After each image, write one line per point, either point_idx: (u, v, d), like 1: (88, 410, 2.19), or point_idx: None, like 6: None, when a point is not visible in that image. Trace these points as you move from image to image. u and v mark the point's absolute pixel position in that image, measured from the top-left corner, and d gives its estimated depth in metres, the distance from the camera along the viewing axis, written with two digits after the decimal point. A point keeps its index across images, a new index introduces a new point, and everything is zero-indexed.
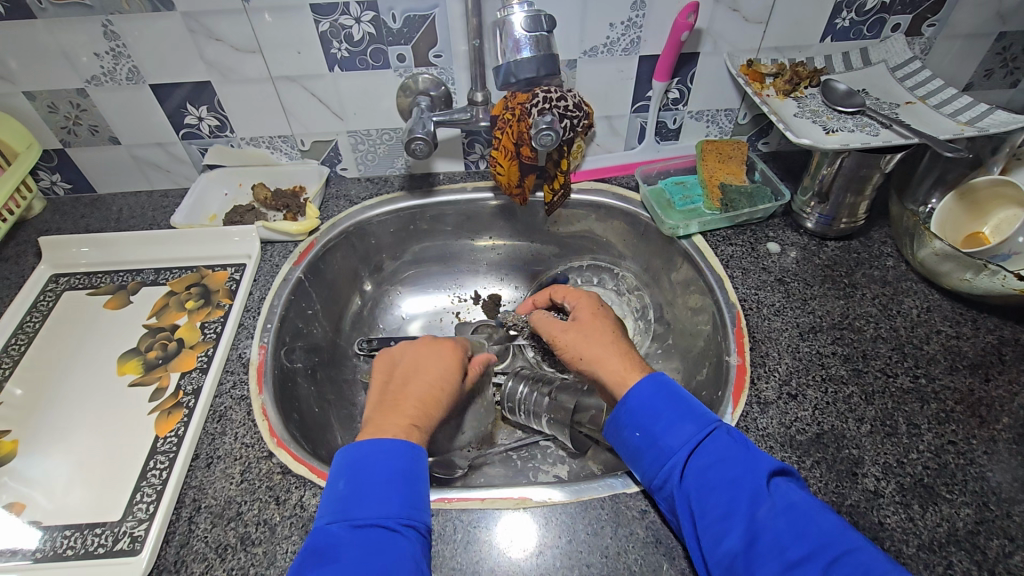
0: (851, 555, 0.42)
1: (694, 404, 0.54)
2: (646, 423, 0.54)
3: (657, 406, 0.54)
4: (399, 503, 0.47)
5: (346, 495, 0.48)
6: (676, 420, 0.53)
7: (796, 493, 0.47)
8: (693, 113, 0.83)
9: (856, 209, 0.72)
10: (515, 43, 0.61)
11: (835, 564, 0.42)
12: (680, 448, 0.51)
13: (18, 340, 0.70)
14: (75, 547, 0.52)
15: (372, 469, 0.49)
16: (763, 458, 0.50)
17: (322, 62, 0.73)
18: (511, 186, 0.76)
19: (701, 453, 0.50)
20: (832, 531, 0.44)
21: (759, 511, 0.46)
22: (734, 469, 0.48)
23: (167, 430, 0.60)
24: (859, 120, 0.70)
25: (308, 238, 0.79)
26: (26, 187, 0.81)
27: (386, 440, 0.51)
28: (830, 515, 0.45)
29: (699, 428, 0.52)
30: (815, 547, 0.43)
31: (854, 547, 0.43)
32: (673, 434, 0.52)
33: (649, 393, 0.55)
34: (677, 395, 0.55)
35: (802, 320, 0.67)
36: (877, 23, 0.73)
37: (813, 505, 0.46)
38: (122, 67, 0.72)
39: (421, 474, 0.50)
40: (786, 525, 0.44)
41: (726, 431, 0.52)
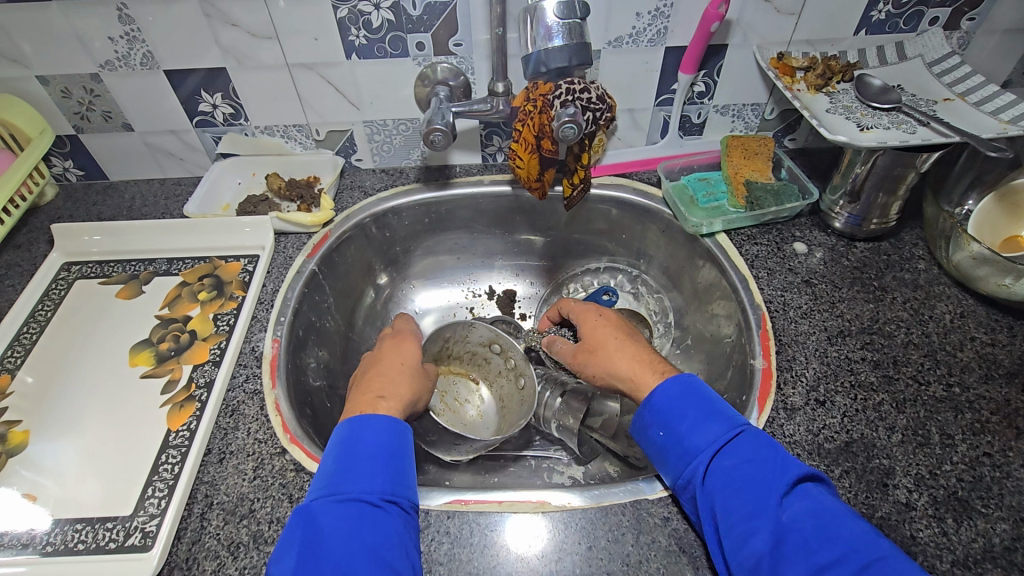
0: (883, 562, 0.40)
1: (721, 405, 0.52)
2: (671, 422, 0.52)
3: (682, 404, 0.52)
4: (385, 479, 0.48)
5: (334, 471, 0.48)
6: (703, 420, 0.51)
7: (826, 498, 0.45)
8: (718, 108, 0.80)
9: (887, 209, 0.70)
10: (546, 30, 0.59)
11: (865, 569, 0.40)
12: (705, 447, 0.49)
13: (30, 329, 0.69)
14: (86, 542, 0.51)
15: (360, 447, 0.49)
16: (791, 460, 0.48)
17: (339, 49, 0.71)
18: (531, 180, 0.74)
19: (728, 452, 0.49)
20: (861, 537, 0.42)
21: (784, 515, 0.44)
22: (761, 471, 0.46)
23: (179, 424, 0.59)
24: (895, 117, 0.67)
25: (322, 229, 0.78)
26: (39, 173, 0.80)
27: (375, 417, 0.52)
28: (861, 521, 0.43)
29: (725, 430, 0.50)
30: (844, 553, 0.41)
31: (886, 556, 0.41)
32: (699, 434, 0.50)
33: (675, 392, 0.54)
34: (703, 395, 0.53)
35: (830, 323, 0.65)
36: (915, 16, 0.70)
37: (842, 510, 0.44)
38: (136, 52, 0.71)
39: (406, 452, 0.51)
40: (814, 530, 0.43)
41: (754, 432, 0.50)
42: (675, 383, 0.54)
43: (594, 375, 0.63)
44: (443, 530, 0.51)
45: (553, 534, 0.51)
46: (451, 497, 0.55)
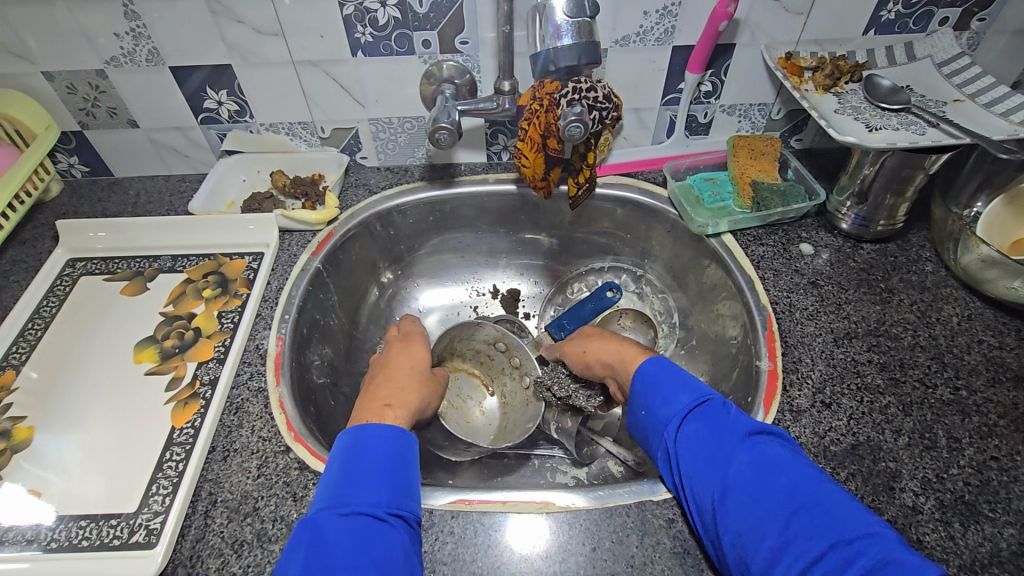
0: (821, 508, 0.40)
1: (689, 375, 0.53)
2: (645, 399, 0.53)
3: (652, 379, 0.54)
4: (390, 491, 0.47)
5: (339, 480, 0.47)
6: (672, 393, 0.52)
7: (781, 450, 0.45)
8: (725, 108, 0.80)
9: (895, 211, 0.69)
10: (555, 29, 0.59)
11: (804, 510, 0.40)
12: (670, 417, 0.51)
13: (35, 325, 0.69)
14: (90, 538, 0.51)
15: (365, 456, 0.49)
16: (750, 420, 0.48)
17: (345, 46, 0.71)
18: (536, 179, 0.74)
19: (689, 418, 0.50)
20: (806, 483, 0.42)
21: (733, 467, 0.45)
22: (717, 430, 0.47)
23: (183, 421, 0.59)
24: (904, 118, 0.67)
25: (327, 227, 0.78)
26: (44, 169, 0.80)
27: (380, 426, 0.52)
28: (811, 470, 0.44)
29: (690, 400, 0.51)
30: (784, 498, 0.42)
31: (825, 499, 0.41)
32: (666, 406, 0.51)
33: (650, 371, 0.55)
34: (677, 371, 0.54)
35: (836, 325, 0.65)
36: (925, 17, 0.70)
37: (793, 459, 0.44)
38: (142, 48, 0.70)
39: (409, 460, 0.51)
40: (759, 478, 0.43)
41: (717, 398, 0.51)
42: (653, 366, 0.55)
43: (585, 353, 0.65)
44: (447, 529, 0.51)
45: (557, 534, 0.51)
46: (455, 497, 0.55)
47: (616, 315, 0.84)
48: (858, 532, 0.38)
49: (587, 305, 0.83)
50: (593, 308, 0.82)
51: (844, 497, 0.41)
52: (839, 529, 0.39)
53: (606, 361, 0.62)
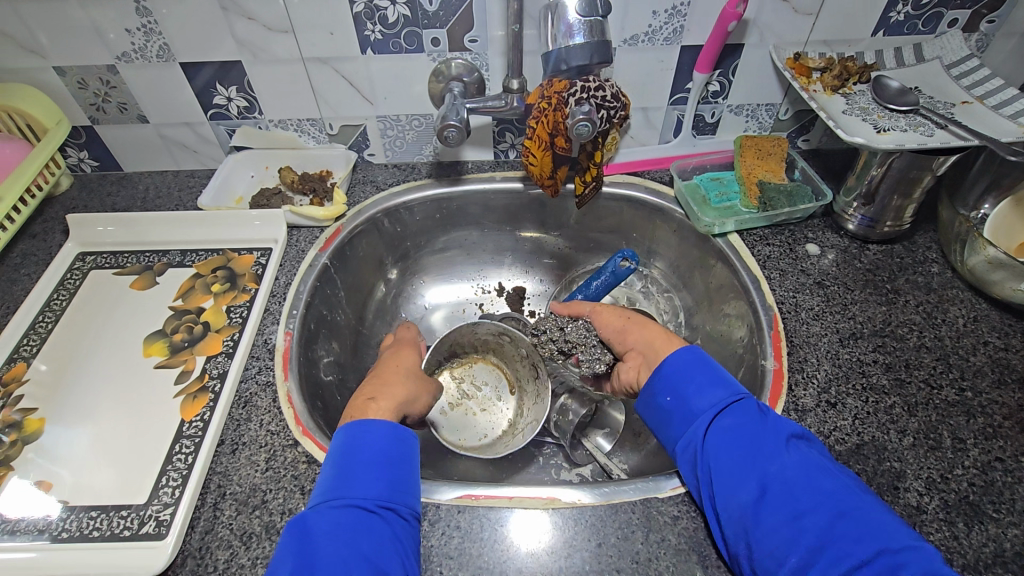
0: (863, 512, 0.42)
1: (721, 370, 0.54)
2: (677, 387, 0.53)
3: (686, 368, 0.54)
4: (385, 486, 0.48)
5: (334, 476, 0.48)
6: (707, 384, 0.52)
7: (816, 455, 0.47)
8: (732, 107, 0.80)
9: (901, 212, 0.70)
10: (567, 28, 0.59)
11: (852, 517, 0.42)
12: (705, 409, 0.51)
13: (46, 318, 0.69)
14: (100, 529, 0.52)
15: (360, 454, 0.50)
16: (785, 422, 0.49)
17: (354, 43, 0.71)
18: (543, 177, 0.74)
19: (724, 412, 0.50)
20: (848, 490, 0.44)
21: (775, 468, 0.46)
22: (756, 428, 0.48)
23: (193, 414, 0.59)
24: (912, 119, 0.67)
25: (334, 224, 0.78)
26: (55, 164, 0.80)
27: (376, 423, 0.52)
28: (847, 478, 0.46)
29: (726, 395, 0.51)
30: (830, 503, 0.43)
31: (869, 507, 0.43)
32: (702, 397, 0.51)
33: (684, 359, 0.55)
34: (710, 364, 0.54)
35: (842, 326, 0.65)
36: (934, 18, 0.70)
37: (829, 466, 0.46)
38: (153, 44, 0.71)
39: (408, 456, 0.51)
40: (802, 481, 0.45)
41: (751, 396, 0.51)
42: (686, 354, 0.55)
43: (627, 320, 0.64)
44: (453, 524, 0.52)
45: (563, 530, 0.51)
46: (461, 491, 0.54)
47: None
48: (905, 542, 0.41)
49: (597, 279, 0.76)
50: (603, 284, 0.75)
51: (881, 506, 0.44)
52: (888, 537, 0.41)
53: (646, 336, 0.61)
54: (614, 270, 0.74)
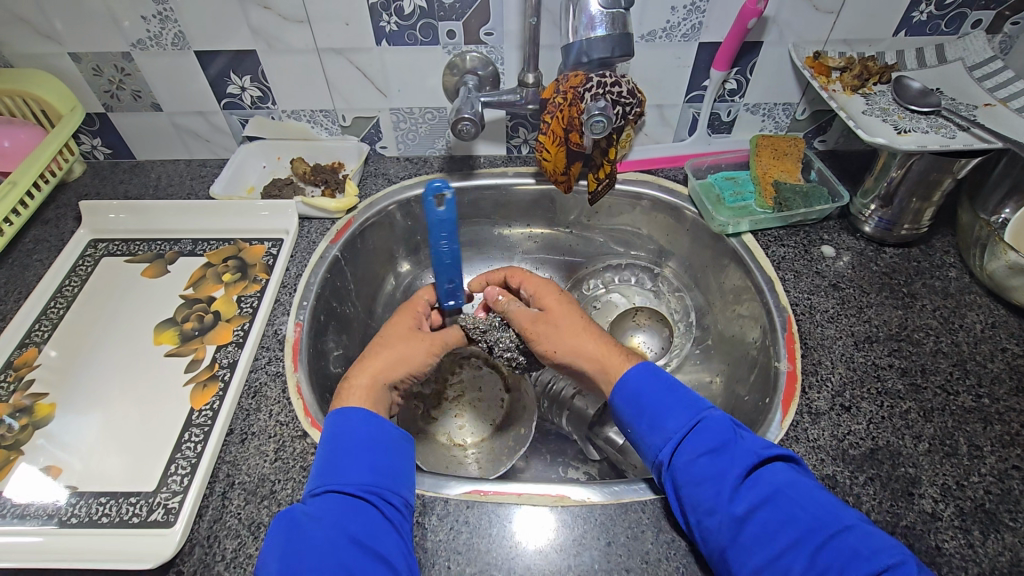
0: (838, 541, 0.42)
1: (682, 394, 0.53)
2: (633, 418, 0.53)
3: (644, 397, 0.53)
4: (366, 470, 0.48)
5: (320, 465, 0.49)
6: (662, 414, 0.51)
7: (790, 474, 0.46)
8: (749, 106, 0.79)
9: (920, 215, 0.69)
10: (589, 20, 0.58)
11: (829, 543, 0.42)
12: (667, 441, 0.50)
13: (57, 304, 0.70)
14: (109, 515, 0.52)
15: (341, 442, 0.50)
16: (753, 444, 0.49)
17: (370, 35, 0.70)
18: (556, 173, 0.73)
19: (688, 442, 0.49)
20: (824, 512, 0.44)
21: (744, 500, 0.45)
22: (722, 458, 0.47)
23: (202, 403, 0.59)
24: (934, 121, 0.66)
25: (345, 216, 0.78)
26: (69, 150, 0.80)
27: (352, 410, 0.52)
28: (824, 496, 0.45)
29: (683, 423, 0.50)
30: (804, 531, 0.43)
31: (848, 528, 0.42)
32: (657, 430, 0.51)
33: (635, 385, 0.54)
34: (666, 386, 0.53)
35: (857, 329, 0.64)
36: (957, 19, 0.69)
37: (805, 485, 0.46)
38: (168, 32, 0.71)
39: (390, 439, 0.51)
40: (774, 512, 0.44)
41: (715, 417, 0.50)
42: (636, 377, 0.54)
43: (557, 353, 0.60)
44: (462, 519, 0.51)
45: (572, 528, 0.51)
46: (470, 487, 0.54)
47: (631, 313, 0.83)
48: (886, 563, 0.40)
49: (442, 240, 0.59)
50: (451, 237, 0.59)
51: (862, 522, 0.43)
52: (869, 561, 0.40)
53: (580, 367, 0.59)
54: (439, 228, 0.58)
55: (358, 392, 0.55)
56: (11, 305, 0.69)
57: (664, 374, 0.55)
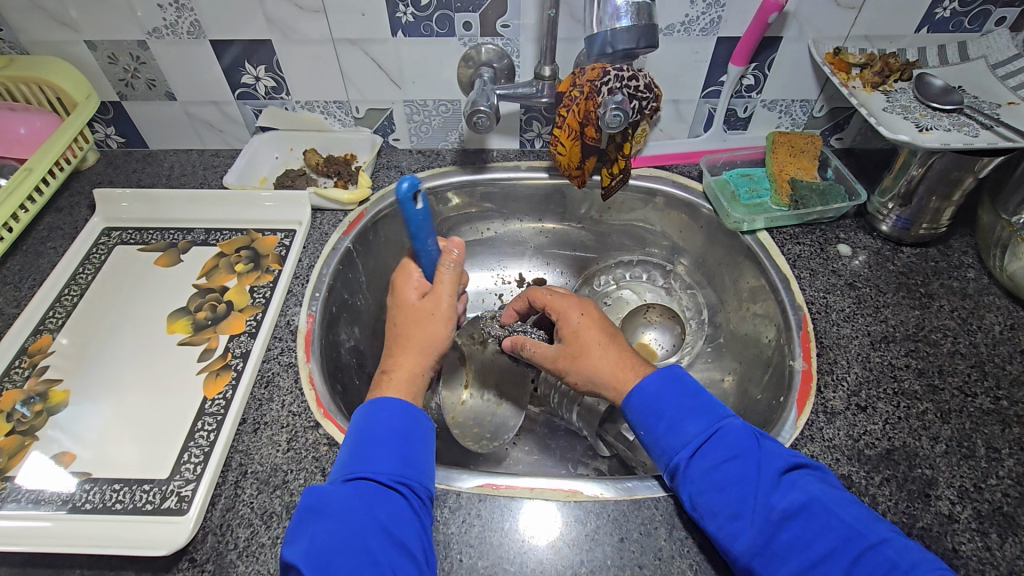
0: (876, 551, 0.42)
1: (704, 400, 0.52)
2: (649, 422, 0.51)
3: (665, 403, 0.51)
4: (396, 461, 0.48)
5: (350, 452, 0.48)
6: (681, 419, 0.50)
7: (818, 483, 0.46)
8: (766, 103, 0.78)
9: (939, 214, 0.68)
10: (614, 10, 0.58)
11: (866, 553, 0.42)
12: (690, 449, 0.49)
13: (71, 291, 0.70)
14: (123, 502, 0.52)
15: (375, 431, 0.49)
16: (777, 452, 0.48)
17: (385, 26, 0.70)
18: (571, 168, 0.72)
19: (711, 449, 0.48)
20: (858, 521, 0.43)
21: (775, 509, 0.44)
22: (749, 466, 0.47)
23: (215, 392, 0.59)
24: (956, 119, 0.65)
25: (358, 208, 0.77)
26: (83, 138, 0.80)
27: (390, 402, 0.51)
28: (854, 504, 0.45)
29: (705, 428, 0.49)
30: (840, 541, 0.42)
31: (886, 539, 0.42)
32: (676, 435, 0.50)
33: (655, 388, 0.52)
34: (687, 389, 0.52)
35: (873, 329, 0.63)
36: (981, 16, 0.68)
37: (835, 493, 0.45)
38: (184, 20, 0.71)
39: (421, 433, 0.51)
40: (807, 522, 0.43)
41: (738, 425, 0.50)
42: (658, 383, 0.53)
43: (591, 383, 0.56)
44: (474, 512, 0.51)
45: (584, 524, 0.51)
46: (482, 480, 0.54)
47: (643, 310, 0.82)
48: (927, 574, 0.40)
49: (427, 239, 0.58)
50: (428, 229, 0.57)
51: (895, 533, 0.43)
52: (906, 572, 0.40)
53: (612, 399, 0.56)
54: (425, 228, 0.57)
55: (395, 386, 0.54)
56: (26, 292, 0.70)
57: (684, 378, 0.54)
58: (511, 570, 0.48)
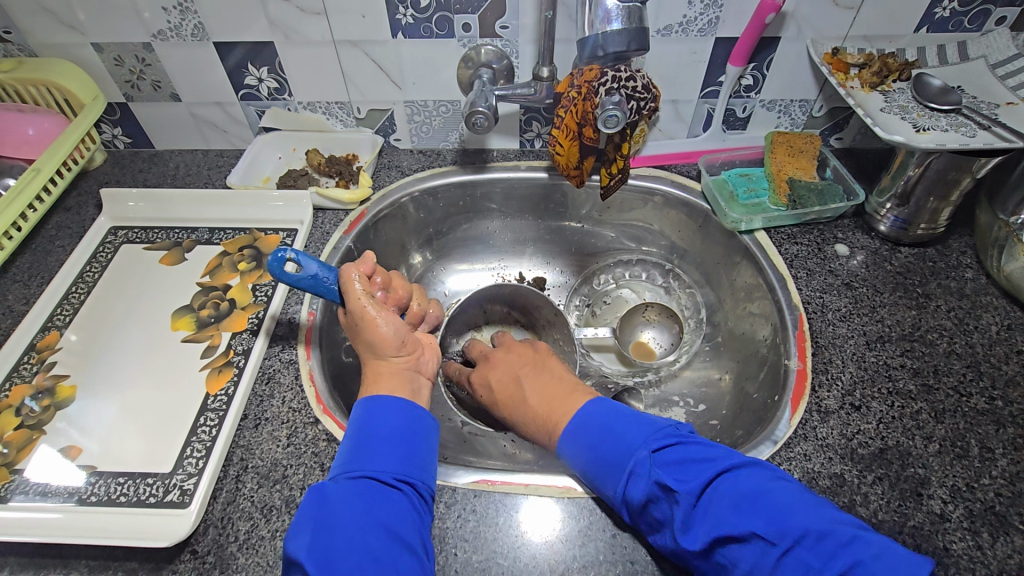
0: (792, 555, 0.41)
1: (616, 441, 0.51)
2: (583, 473, 0.53)
3: (584, 456, 0.52)
4: (397, 460, 0.48)
5: (352, 450, 0.49)
6: (600, 470, 0.51)
7: (734, 492, 0.45)
8: (765, 103, 0.78)
9: (937, 214, 0.68)
10: (605, 13, 0.58)
11: (782, 562, 0.41)
12: (618, 499, 0.49)
13: (79, 289, 0.71)
14: (127, 495, 0.54)
15: (376, 429, 0.49)
16: (689, 474, 0.47)
17: (386, 27, 0.71)
18: (569, 168, 0.73)
19: (632, 492, 0.48)
20: (769, 530, 0.42)
21: (695, 543, 0.44)
22: (664, 502, 0.46)
23: (217, 388, 0.61)
24: (954, 119, 0.65)
25: (359, 207, 0.78)
26: (90, 139, 0.82)
27: (387, 398, 0.51)
28: (774, 507, 0.43)
29: (620, 475, 0.49)
30: (758, 555, 0.42)
31: (797, 541, 0.41)
32: (603, 486, 0.51)
33: (576, 448, 0.53)
34: (600, 434, 0.52)
35: (869, 329, 0.63)
36: (981, 15, 0.67)
37: (748, 500, 0.44)
38: (188, 23, 0.72)
39: (422, 433, 0.51)
40: (727, 542, 0.43)
41: (647, 460, 0.49)
42: (579, 430, 0.54)
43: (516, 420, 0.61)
44: (469, 507, 0.52)
45: (577, 519, 0.51)
46: (478, 476, 0.55)
47: (642, 309, 0.84)
48: (843, 566, 0.39)
49: (331, 285, 0.54)
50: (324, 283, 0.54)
51: (813, 524, 0.42)
52: (823, 574, 0.39)
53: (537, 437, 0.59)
54: (322, 281, 0.54)
55: (396, 375, 0.53)
56: (34, 290, 0.71)
57: (596, 419, 0.54)
58: (505, 565, 0.49)
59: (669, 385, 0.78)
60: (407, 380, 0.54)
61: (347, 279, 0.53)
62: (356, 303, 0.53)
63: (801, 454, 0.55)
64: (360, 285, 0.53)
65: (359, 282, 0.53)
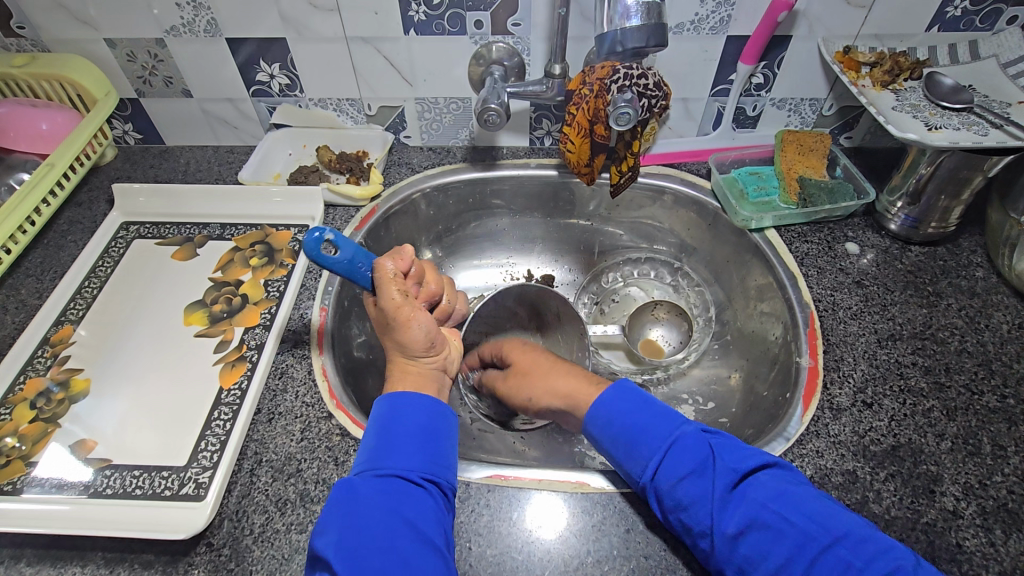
0: (831, 553, 0.42)
1: (658, 414, 0.52)
2: (613, 445, 0.52)
3: (615, 425, 0.53)
4: (423, 459, 0.48)
5: (375, 447, 0.49)
6: (635, 444, 0.51)
7: (775, 484, 0.46)
8: (775, 101, 0.79)
9: (948, 213, 0.68)
10: (625, 9, 0.58)
11: (822, 555, 0.42)
12: (645, 472, 0.49)
13: (92, 283, 0.72)
14: (143, 487, 0.54)
15: (399, 424, 0.49)
16: (732, 457, 0.48)
17: (399, 24, 0.71)
18: (579, 165, 0.73)
19: (671, 463, 0.48)
20: (812, 524, 0.43)
21: (726, 528, 0.44)
22: (703, 478, 0.47)
23: (231, 382, 0.61)
24: (966, 118, 0.65)
25: (370, 204, 0.79)
26: (102, 134, 0.82)
27: (417, 395, 0.51)
28: (814, 508, 0.44)
29: (658, 447, 0.50)
30: (794, 549, 0.42)
31: (840, 538, 0.42)
32: (633, 461, 0.50)
33: (617, 416, 0.53)
34: (645, 406, 0.53)
35: (880, 327, 0.64)
36: (993, 14, 0.68)
37: (790, 494, 0.45)
38: (201, 19, 0.72)
39: (445, 430, 0.51)
40: (765, 531, 0.43)
41: (690, 438, 0.50)
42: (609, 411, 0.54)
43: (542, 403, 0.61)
44: (482, 502, 0.53)
45: (591, 514, 0.52)
46: (491, 471, 0.55)
47: (650, 307, 0.84)
48: (884, 568, 0.40)
49: (365, 271, 0.53)
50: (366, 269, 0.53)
51: (853, 527, 0.43)
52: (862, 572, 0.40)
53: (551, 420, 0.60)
54: (356, 267, 0.52)
55: (422, 373, 0.53)
56: (47, 284, 0.72)
57: (635, 394, 0.55)
58: (518, 560, 0.49)
59: (678, 383, 0.78)
60: (432, 378, 0.54)
61: (381, 273, 0.52)
62: (389, 300, 0.51)
63: (814, 451, 0.55)
64: (395, 286, 0.51)
65: (395, 277, 0.52)
